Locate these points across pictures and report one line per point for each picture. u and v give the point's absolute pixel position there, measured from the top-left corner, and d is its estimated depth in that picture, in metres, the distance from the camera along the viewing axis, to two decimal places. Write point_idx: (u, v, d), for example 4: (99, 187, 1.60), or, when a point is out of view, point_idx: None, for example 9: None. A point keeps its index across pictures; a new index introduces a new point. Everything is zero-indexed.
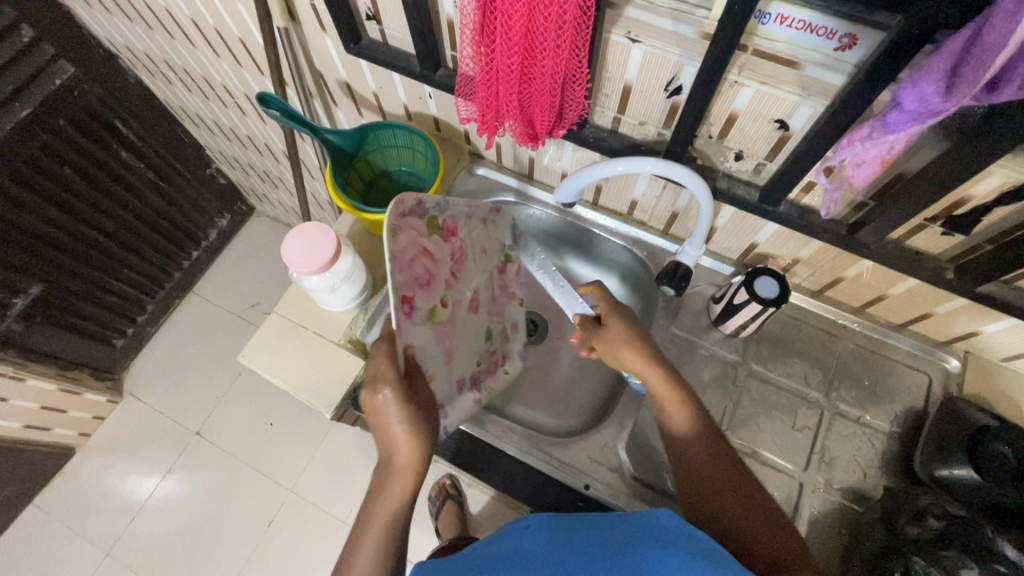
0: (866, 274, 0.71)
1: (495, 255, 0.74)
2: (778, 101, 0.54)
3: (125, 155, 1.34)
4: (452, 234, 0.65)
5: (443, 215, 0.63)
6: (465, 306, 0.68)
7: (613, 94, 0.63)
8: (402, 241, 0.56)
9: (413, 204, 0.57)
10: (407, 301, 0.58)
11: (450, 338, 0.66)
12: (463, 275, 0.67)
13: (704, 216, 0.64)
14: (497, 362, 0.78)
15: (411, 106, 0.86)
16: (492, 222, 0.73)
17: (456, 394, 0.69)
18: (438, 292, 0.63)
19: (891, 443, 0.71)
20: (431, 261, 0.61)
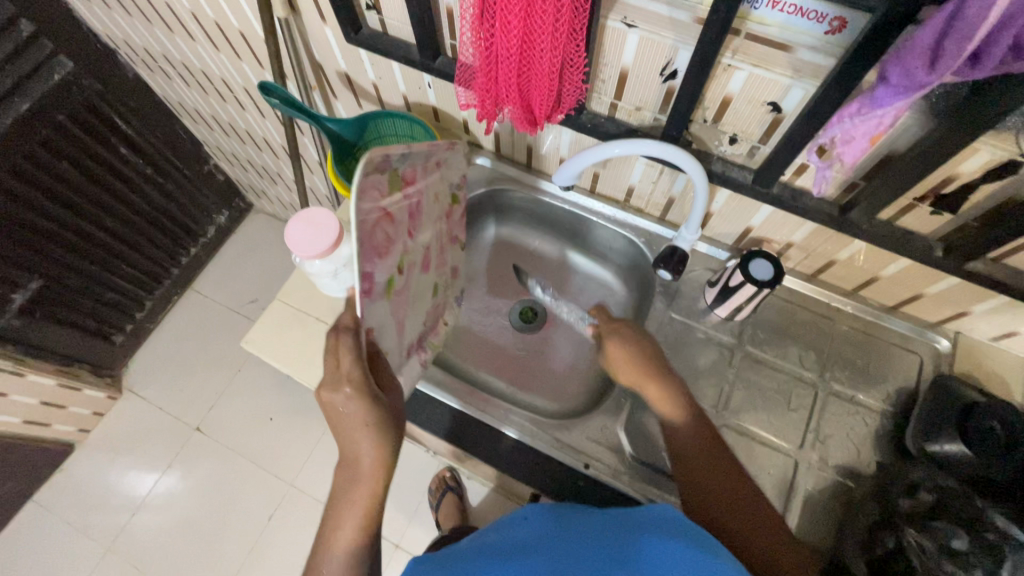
0: (858, 257, 0.72)
1: (445, 202, 0.74)
2: (771, 83, 0.55)
3: (124, 151, 1.34)
4: (410, 184, 0.63)
5: (402, 167, 0.60)
6: (417, 261, 0.69)
7: (610, 80, 0.64)
8: (366, 206, 0.54)
9: (380, 160, 0.54)
10: (367, 278, 0.56)
11: (403, 306, 0.68)
12: (418, 229, 0.67)
13: (700, 197, 0.66)
14: (440, 313, 0.81)
15: (410, 97, 0.87)
16: (444, 163, 0.71)
17: (405, 359, 0.71)
18: (395, 256, 0.62)
19: (884, 421, 0.72)
20: (391, 224, 0.60)
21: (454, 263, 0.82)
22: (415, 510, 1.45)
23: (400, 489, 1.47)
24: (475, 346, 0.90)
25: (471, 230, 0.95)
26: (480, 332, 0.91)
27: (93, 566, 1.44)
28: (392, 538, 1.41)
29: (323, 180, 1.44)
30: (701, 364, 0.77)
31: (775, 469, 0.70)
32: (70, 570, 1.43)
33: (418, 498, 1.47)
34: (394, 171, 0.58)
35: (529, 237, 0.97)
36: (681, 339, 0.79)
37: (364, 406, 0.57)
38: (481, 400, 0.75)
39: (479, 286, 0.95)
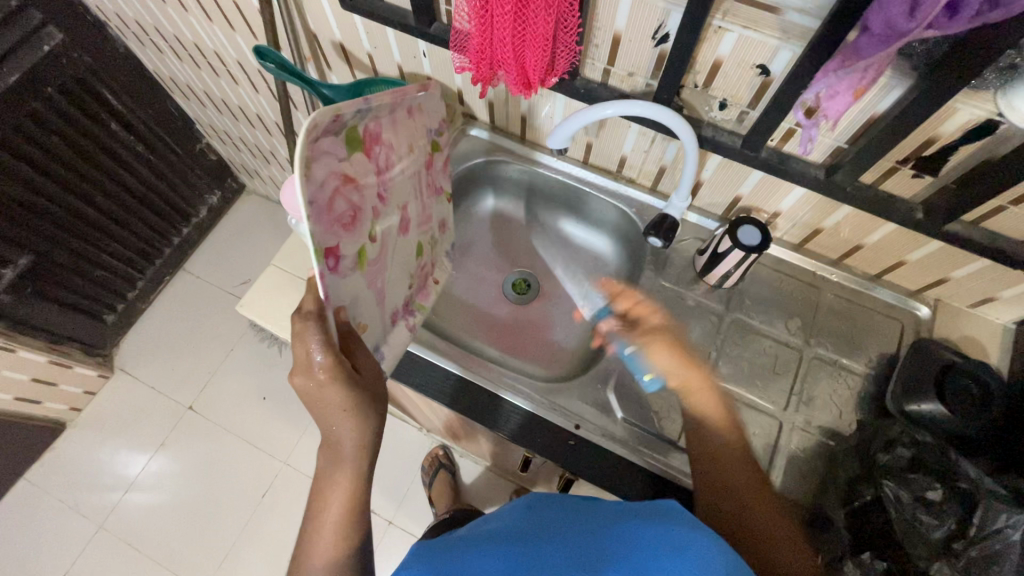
0: (843, 224, 0.74)
1: (420, 157, 0.73)
2: (761, 45, 0.56)
3: (114, 127, 1.33)
4: (374, 141, 0.61)
5: (361, 125, 0.57)
6: (394, 224, 0.68)
7: (603, 45, 0.65)
8: (319, 174, 0.51)
9: (330, 121, 0.51)
10: (333, 254, 0.55)
11: (382, 273, 0.68)
12: (389, 190, 0.66)
13: (689, 163, 0.67)
14: (428, 274, 0.82)
15: (405, 66, 0.87)
16: (414, 113, 0.69)
17: (390, 328, 0.72)
18: (367, 223, 0.61)
19: (866, 384, 0.75)
20: (355, 188, 0.58)
21: (437, 224, 0.82)
22: (408, 488, 1.46)
23: (394, 468, 1.48)
24: (468, 315, 0.91)
25: (467, 201, 0.95)
26: (475, 301, 0.93)
27: (86, 543, 1.44)
28: (385, 515, 1.42)
29: None
30: (690, 330, 0.79)
31: (760, 430, 0.72)
32: (63, 547, 1.44)
33: (410, 476, 1.48)
34: (351, 129, 0.56)
35: (522, 208, 0.97)
36: (671, 307, 0.81)
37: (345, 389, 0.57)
38: (480, 364, 0.77)
39: (476, 256, 0.96)
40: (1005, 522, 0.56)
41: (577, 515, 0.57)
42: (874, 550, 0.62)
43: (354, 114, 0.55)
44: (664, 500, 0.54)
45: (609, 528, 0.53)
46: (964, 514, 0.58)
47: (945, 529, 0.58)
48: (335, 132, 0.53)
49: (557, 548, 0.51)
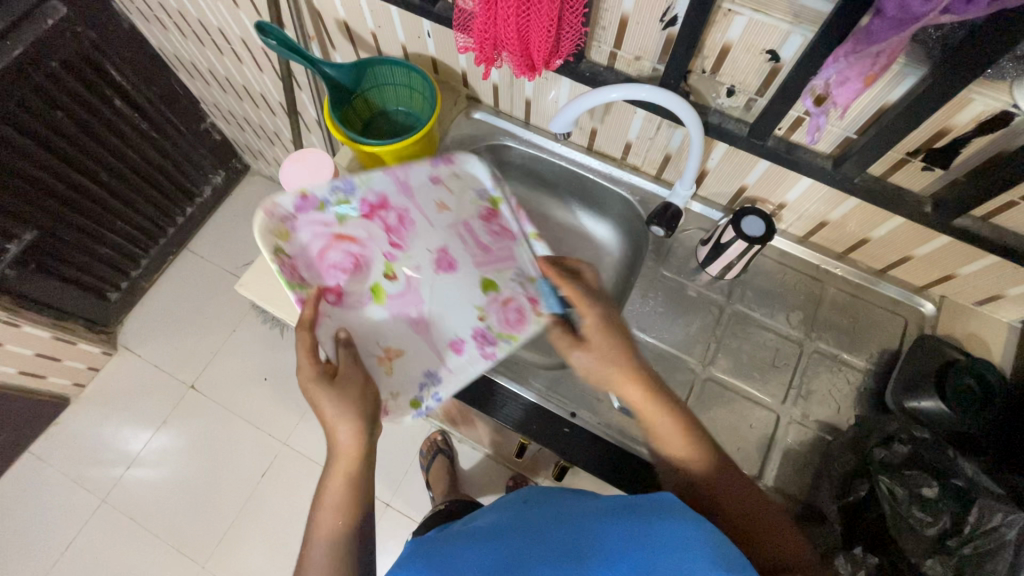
0: (849, 217, 0.73)
1: (465, 210, 0.75)
2: (771, 30, 0.55)
3: (118, 104, 1.32)
4: (376, 206, 0.71)
5: (354, 198, 0.70)
6: (426, 263, 0.73)
7: (610, 27, 0.64)
8: (305, 238, 0.68)
9: (308, 202, 0.68)
10: (329, 291, 0.68)
11: (417, 304, 0.71)
12: (411, 238, 0.73)
13: (694, 151, 0.65)
14: (523, 311, 0.71)
15: (410, 47, 0.86)
16: (443, 175, 0.74)
17: (457, 359, 0.70)
18: (377, 267, 0.71)
19: (866, 380, 0.74)
20: (353, 242, 0.70)
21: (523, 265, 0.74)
22: (405, 471, 1.47)
23: (392, 451, 1.49)
24: None
25: None
26: None
27: (88, 516, 1.46)
28: (382, 498, 1.44)
29: (321, 140, 1.42)
30: (690, 321, 0.79)
31: (758, 421, 0.72)
32: (66, 519, 1.46)
33: (408, 460, 1.49)
34: (341, 201, 0.69)
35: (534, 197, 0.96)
36: (671, 297, 0.80)
37: (334, 388, 0.61)
38: None
39: None
40: (1001, 519, 0.56)
41: (571, 510, 0.56)
42: (865, 544, 0.62)
43: (335, 191, 0.69)
44: (657, 492, 0.54)
45: (603, 524, 0.51)
46: (958, 511, 0.58)
47: (940, 527, 0.58)
48: (318, 208, 0.68)
49: (548, 552, 0.50)
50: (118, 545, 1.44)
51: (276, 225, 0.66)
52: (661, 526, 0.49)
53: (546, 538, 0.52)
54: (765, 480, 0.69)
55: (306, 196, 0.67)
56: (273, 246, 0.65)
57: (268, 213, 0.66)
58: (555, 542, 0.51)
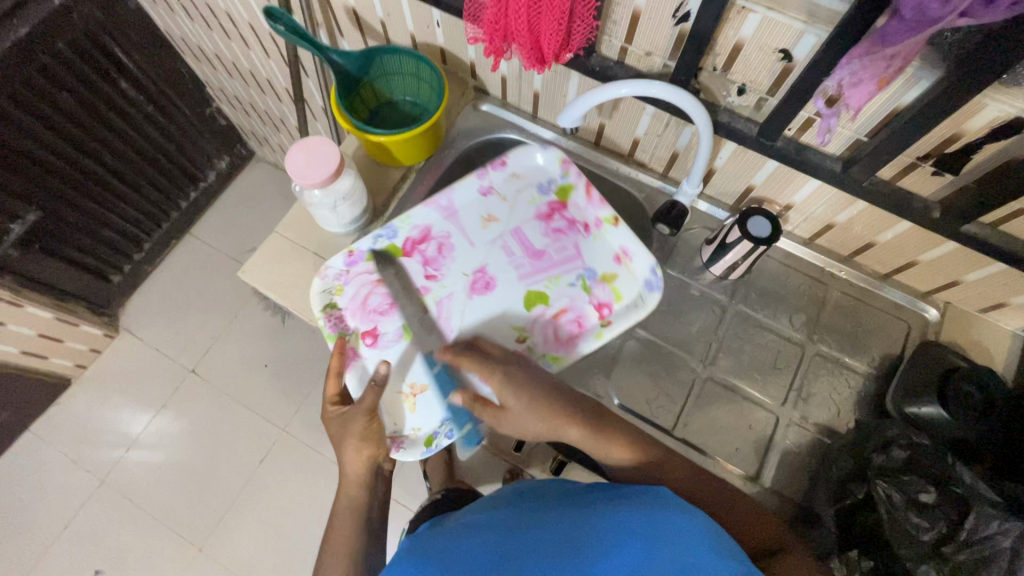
0: (855, 221, 0.73)
1: (519, 215, 0.79)
2: (783, 28, 0.54)
3: (124, 86, 1.32)
4: (415, 243, 0.77)
5: (396, 239, 0.76)
6: (461, 289, 0.75)
7: (621, 21, 0.63)
8: (351, 288, 0.74)
9: (353, 255, 0.75)
10: (369, 335, 0.72)
11: (447, 335, 0.73)
12: (449, 265, 0.76)
13: (704, 147, 0.64)
14: (580, 317, 0.74)
15: (418, 36, 0.85)
16: (491, 187, 0.80)
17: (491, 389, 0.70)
18: (411, 302, 0.74)
19: (867, 384, 0.74)
20: (393, 284, 0.75)
21: (601, 250, 0.78)
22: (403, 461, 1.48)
23: None
24: None
25: None
26: None
27: (87, 497, 1.48)
28: None
29: (326, 128, 1.42)
30: (692, 320, 0.79)
31: (757, 423, 0.72)
32: (66, 499, 1.47)
33: None
34: (384, 246, 0.76)
35: None
36: (674, 296, 0.80)
37: (338, 422, 0.67)
38: None
39: None
40: (996, 528, 0.56)
41: (565, 505, 0.57)
42: (860, 548, 0.63)
43: (378, 240, 0.76)
44: (651, 486, 0.54)
45: (594, 517, 0.52)
46: (954, 518, 0.58)
47: (936, 533, 0.58)
48: (364, 258, 0.75)
49: (539, 545, 0.50)
50: (116, 525, 1.46)
51: (329, 284, 0.74)
52: (651, 517, 0.49)
53: (537, 533, 0.52)
54: (762, 481, 0.69)
55: (352, 252, 0.75)
56: (324, 303, 0.73)
57: (322, 276, 0.74)
58: (547, 535, 0.51)
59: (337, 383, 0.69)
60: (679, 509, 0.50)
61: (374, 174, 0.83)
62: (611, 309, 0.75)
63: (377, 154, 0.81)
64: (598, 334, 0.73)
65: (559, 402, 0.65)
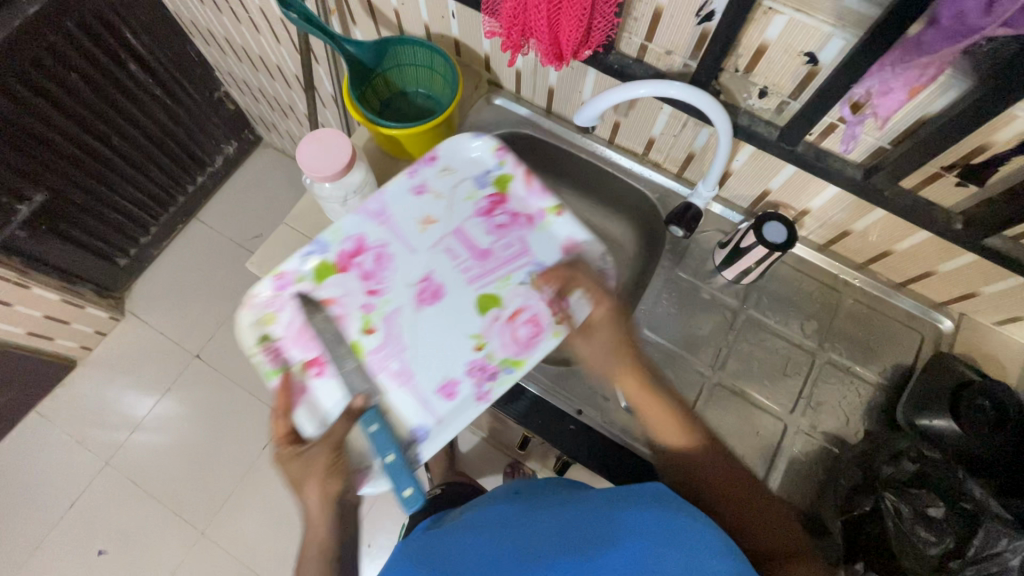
0: (872, 229, 0.71)
1: (459, 213, 0.71)
2: (811, 31, 0.53)
3: (133, 68, 1.31)
4: (349, 254, 0.67)
5: (328, 253, 0.67)
6: (408, 301, 0.66)
7: (642, 19, 0.62)
8: (287, 313, 0.65)
9: (278, 280, 0.66)
10: (314, 364, 0.63)
11: (399, 354, 0.64)
12: (391, 275, 0.67)
13: (721, 149, 0.63)
14: (538, 316, 0.67)
15: (432, 27, 0.83)
16: (426, 185, 0.71)
17: (457, 401, 0.63)
18: (355, 322, 0.65)
19: (877, 394, 0.73)
20: (333, 302, 0.65)
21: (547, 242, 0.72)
22: None
23: None
24: None
25: None
26: None
27: (91, 478, 1.49)
28: None
29: (335, 115, 1.40)
30: (701, 323, 0.78)
31: (764, 430, 0.72)
32: (69, 479, 1.48)
33: None
34: (315, 264, 0.66)
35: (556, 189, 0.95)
36: (684, 298, 0.79)
37: (297, 464, 0.57)
38: None
39: None
40: (1006, 546, 0.55)
41: (564, 506, 0.56)
42: (866, 561, 0.62)
43: (307, 258, 0.66)
44: (648, 483, 0.54)
45: (592, 515, 0.52)
46: (962, 533, 0.57)
47: (944, 548, 0.57)
48: (295, 280, 0.66)
49: (542, 545, 0.50)
50: (120, 506, 1.47)
51: (260, 314, 0.66)
52: (649, 510, 0.50)
53: (538, 535, 0.52)
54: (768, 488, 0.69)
55: (280, 274, 0.66)
56: (258, 336, 0.65)
57: (251, 307, 0.66)
58: (549, 536, 0.51)
59: (285, 423, 0.60)
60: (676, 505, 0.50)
61: (386, 166, 0.82)
62: (567, 302, 0.68)
63: (389, 146, 0.80)
64: (556, 332, 0.66)
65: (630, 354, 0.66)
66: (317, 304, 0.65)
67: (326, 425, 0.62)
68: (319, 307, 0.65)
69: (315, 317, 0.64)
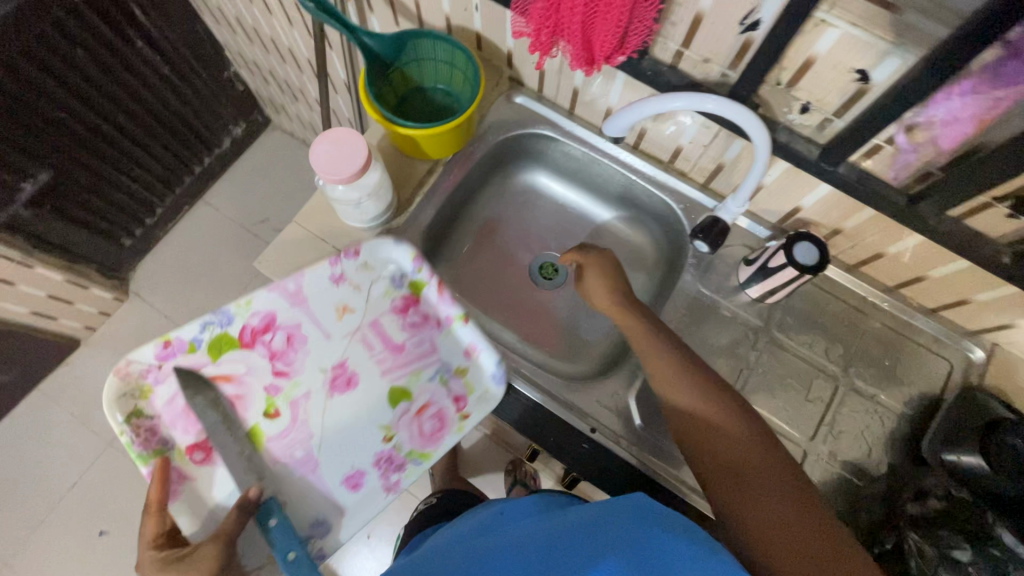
0: (909, 254, 0.68)
1: (374, 306, 0.67)
2: (866, 47, 0.49)
3: (141, 45, 1.26)
4: (256, 335, 0.64)
5: (233, 328, 0.63)
6: (317, 386, 0.63)
7: (680, 23, 0.58)
8: (167, 395, 0.60)
9: (167, 349, 0.61)
10: (197, 449, 0.59)
11: (304, 441, 0.61)
12: (301, 359, 0.64)
13: (757, 167, 0.60)
14: (443, 412, 0.65)
15: (453, 19, 0.79)
16: (342, 273, 0.67)
17: (353, 495, 0.61)
18: (256, 403, 0.62)
19: (901, 424, 0.70)
20: (231, 382, 0.62)
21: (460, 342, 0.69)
22: None
23: None
24: (493, 290, 0.88)
25: (504, 175, 0.90)
26: (501, 279, 0.88)
27: (93, 458, 1.49)
28: None
29: (346, 102, 1.36)
30: (720, 343, 0.75)
31: None
32: (72, 459, 1.48)
33: None
34: (216, 336, 0.63)
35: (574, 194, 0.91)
36: (704, 316, 0.77)
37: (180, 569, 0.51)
38: None
39: (511, 233, 0.91)
40: None
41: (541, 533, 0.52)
42: None
43: (206, 328, 0.63)
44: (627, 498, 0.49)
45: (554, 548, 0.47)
46: None
47: None
48: (186, 350, 0.62)
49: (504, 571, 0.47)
50: (121, 488, 1.47)
51: (136, 386, 0.60)
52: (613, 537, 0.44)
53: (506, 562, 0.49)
54: None
55: (168, 342, 0.61)
56: (126, 412, 0.59)
57: (120, 375, 0.60)
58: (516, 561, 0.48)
59: (159, 518, 0.54)
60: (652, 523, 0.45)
61: (401, 166, 0.80)
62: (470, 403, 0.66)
63: (404, 145, 0.77)
64: (459, 429, 0.64)
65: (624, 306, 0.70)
66: (205, 382, 0.61)
67: (210, 522, 0.57)
68: (208, 384, 0.61)
69: (201, 396, 0.60)
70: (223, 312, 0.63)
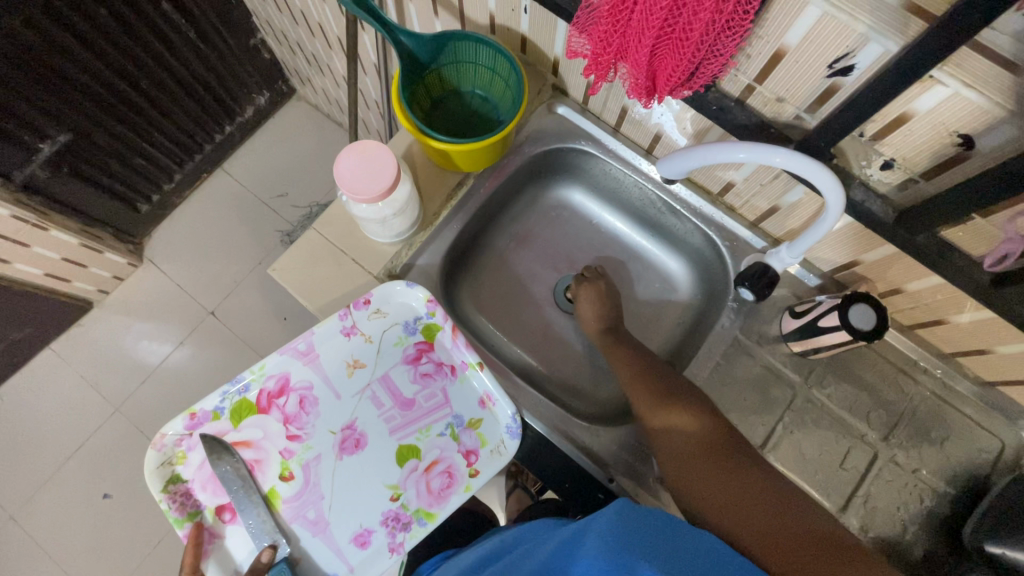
0: (975, 326, 0.62)
1: (385, 359, 0.66)
2: (975, 112, 0.43)
3: (167, 7, 1.20)
4: (270, 398, 0.63)
5: (250, 393, 0.63)
6: (328, 449, 0.62)
7: (758, 57, 0.51)
8: (199, 459, 0.61)
9: (193, 421, 0.61)
10: (226, 509, 0.60)
11: (316, 502, 0.61)
12: (313, 421, 0.63)
13: (823, 225, 0.54)
14: (452, 468, 0.63)
15: (499, 18, 0.72)
16: (355, 327, 0.66)
17: (366, 552, 0.60)
18: (272, 468, 0.61)
19: (941, 504, 0.66)
20: (250, 447, 0.61)
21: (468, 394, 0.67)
22: None
23: None
24: (516, 313, 0.83)
25: (537, 189, 0.85)
26: (525, 299, 0.84)
27: (102, 422, 1.50)
28: None
29: (375, 84, 1.29)
30: (754, 395, 0.71)
31: None
32: (80, 421, 1.49)
33: None
34: (235, 403, 0.62)
35: (609, 219, 0.86)
36: (739, 364, 0.72)
37: None
38: (508, 379, 0.71)
39: (541, 254, 0.85)
40: None
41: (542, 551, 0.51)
42: None
43: (226, 396, 0.62)
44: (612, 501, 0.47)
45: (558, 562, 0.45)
46: None
47: None
48: (211, 419, 0.62)
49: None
50: (128, 454, 1.48)
51: (169, 454, 0.61)
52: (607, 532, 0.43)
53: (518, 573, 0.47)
54: None
55: (194, 413, 0.61)
56: (164, 480, 0.61)
57: (157, 447, 0.61)
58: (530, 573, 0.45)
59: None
60: (637, 525, 0.44)
61: (430, 177, 0.75)
62: (478, 456, 0.64)
63: (436, 155, 0.72)
64: (467, 485, 0.63)
65: (624, 341, 0.73)
66: (227, 448, 0.61)
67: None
68: (228, 450, 0.60)
69: (223, 463, 0.60)
70: (240, 378, 0.63)
